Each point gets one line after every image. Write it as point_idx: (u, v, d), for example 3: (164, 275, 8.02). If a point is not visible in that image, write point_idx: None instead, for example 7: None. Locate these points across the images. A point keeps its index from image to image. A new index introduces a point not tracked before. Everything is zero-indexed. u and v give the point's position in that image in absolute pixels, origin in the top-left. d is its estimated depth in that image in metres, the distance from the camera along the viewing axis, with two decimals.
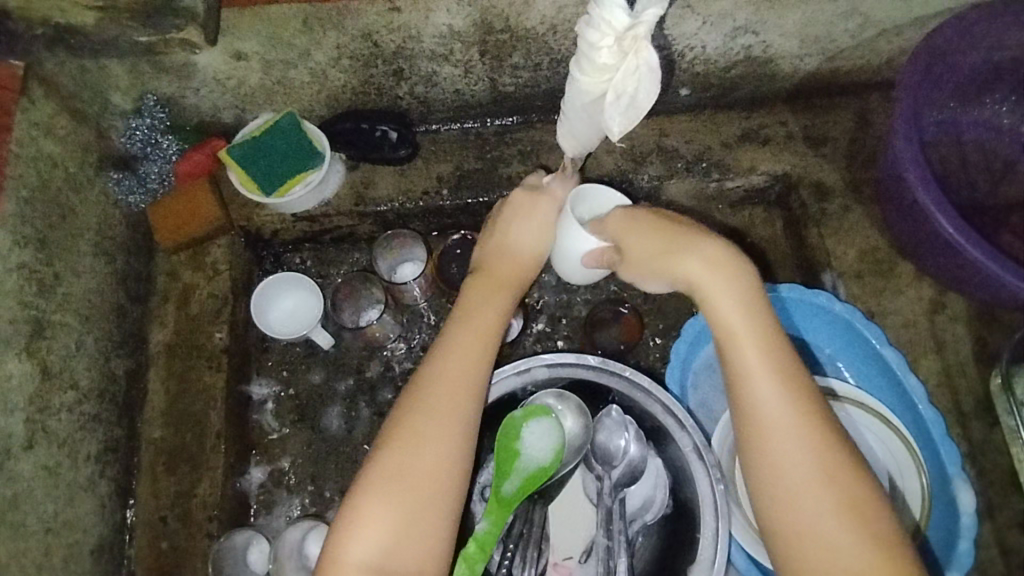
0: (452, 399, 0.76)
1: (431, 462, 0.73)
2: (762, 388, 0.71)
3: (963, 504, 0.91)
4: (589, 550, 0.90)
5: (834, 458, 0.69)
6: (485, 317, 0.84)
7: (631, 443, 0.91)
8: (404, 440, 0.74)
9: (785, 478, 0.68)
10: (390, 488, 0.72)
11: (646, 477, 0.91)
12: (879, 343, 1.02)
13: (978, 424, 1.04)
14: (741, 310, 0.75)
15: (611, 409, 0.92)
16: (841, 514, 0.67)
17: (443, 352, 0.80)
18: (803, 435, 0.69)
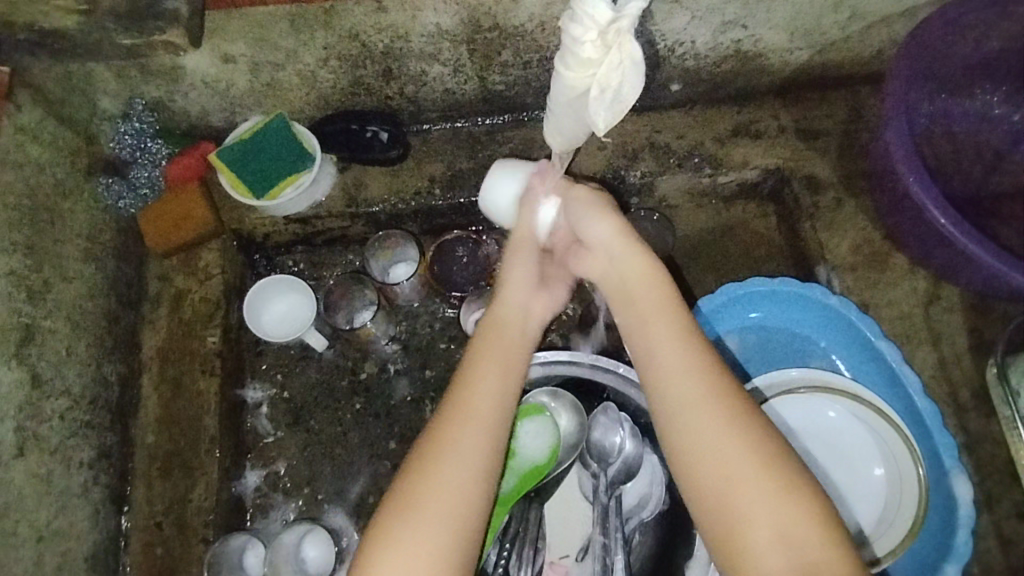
0: (489, 411, 0.75)
1: (466, 479, 0.71)
2: (674, 362, 0.73)
3: (961, 495, 0.92)
4: (586, 548, 0.88)
5: (754, 426, 0.70)
6: (509, 327, 0.81)
7: (626, 440, 0.89)
8: (441, 453, 0.72)
9: (708, 451, 0.69)
10: (425, 503, 0.69)
11: (642, 473, 0.90)
12: (873, 335, 1.02)
13: (974, 414, 1.04)
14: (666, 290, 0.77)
15: (606, 407, 0.91)
16: (763, 480, 0.67)
17: (474, 362, 0.78)
18: (721, 404, 0.70)
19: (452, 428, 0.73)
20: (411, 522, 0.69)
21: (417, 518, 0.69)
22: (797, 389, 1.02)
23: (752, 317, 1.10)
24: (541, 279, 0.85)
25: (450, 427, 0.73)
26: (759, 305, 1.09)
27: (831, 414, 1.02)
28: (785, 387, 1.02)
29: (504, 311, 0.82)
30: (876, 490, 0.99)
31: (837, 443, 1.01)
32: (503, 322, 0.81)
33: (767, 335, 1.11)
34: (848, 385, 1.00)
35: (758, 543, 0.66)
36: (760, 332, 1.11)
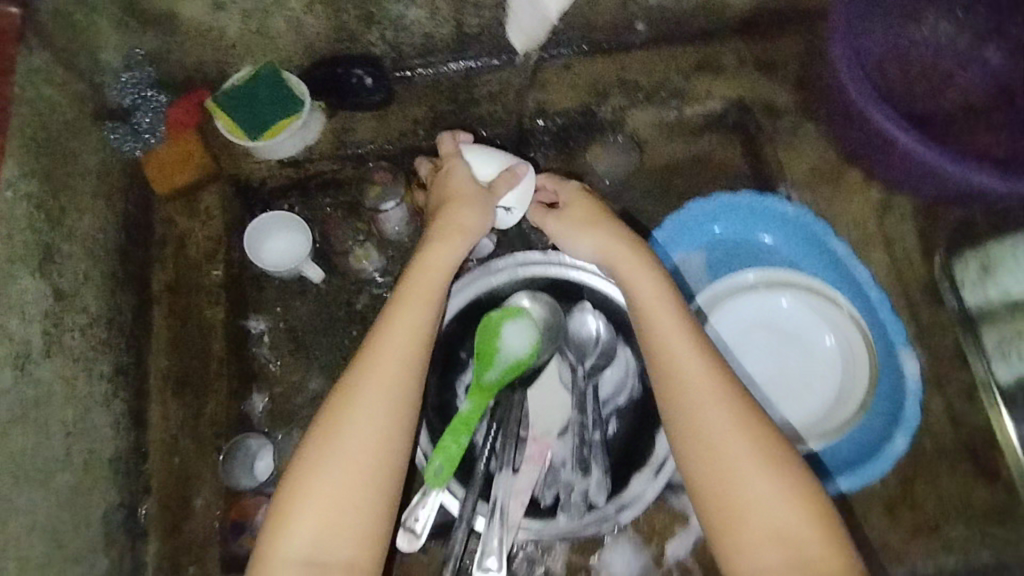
0: (386, 371, 0.84)
1: (371, 438, 0.81)
2: (688, 365, 0.83)
3: (908, 369, 1.00)
4: (565, 428, 0.96)
5: (770, 444, 0.79)
6: (446, 258, 0.91)
7: (601, 331, 1.00)
8: (346, 414, 0.82)
9: (722, 458, 0.79)
10: (335, 454, 0.80)
11: (617, 362, 1.00)
12: (827, 237, 1.10)
13: (924, 308, 1.13)
14: (647, 260, 0.92)
15: (584, 305, 1.00)
16: (776, 486, 0.77)
17: (394, 313, 0.87)
18: (730, 424, 0.80)
19: (352, 384, 0.83)
20: (315, 471, 0.79)
21: (318, 480, 0.79)
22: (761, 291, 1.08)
23: (715, 232, 1.16)
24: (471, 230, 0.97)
25: (361, 382, 0.83)
26: (722, 220, 1.15)
27: (793, 312, 1.08)
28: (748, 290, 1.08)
29: (428, 261, 0.90)
30: (834, 379, 1.06)
31: (798, 337, 1.07)
32: (432, 268, 0.90)
33: (731, 249, 1.17)
34: (807, 280, 1.07)
35: (760, 543, 0.75)
36: (725, 247, 1.18)
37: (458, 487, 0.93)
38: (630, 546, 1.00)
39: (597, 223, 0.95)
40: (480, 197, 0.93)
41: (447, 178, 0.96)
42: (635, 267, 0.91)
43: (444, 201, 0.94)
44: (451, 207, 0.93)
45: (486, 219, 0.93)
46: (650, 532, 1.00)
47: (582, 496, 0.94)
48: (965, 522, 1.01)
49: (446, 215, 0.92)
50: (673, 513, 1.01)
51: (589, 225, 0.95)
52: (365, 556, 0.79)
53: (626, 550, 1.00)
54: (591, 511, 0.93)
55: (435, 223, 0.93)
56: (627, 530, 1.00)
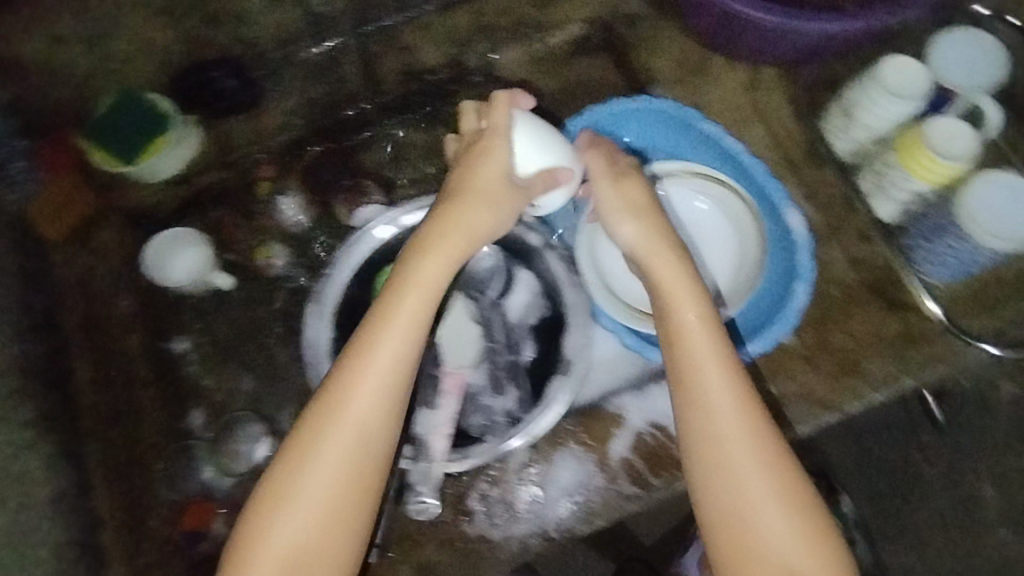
0: (354, 405, 0.80)
1: (343, 467, 0.79)
2: (713, 387, 0.82)
3: (793, 223, 1.03)
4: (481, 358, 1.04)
5: (791, 476, 0.80)
6: (433, 275, 0.85)
7: (500, 265, 1.07)
8: (316, 442, 0.79)
9: (728, 454, 0.80)
10: (314, 479, 0.79)
11: (519, 289, 1.07)
12: (696, 120, 1.10)
13: (807, 166, 1.15)
14: (695, 276, 0.88)
15: (479, 242, 1.07)
16: (788, 515, 0.79)
17: (366, 340, 0.82)
18: (751, 449, 0.80)
19: (343, 412, 0.80)
20: (289, 498, 0.79)
21: (292, 496, 0.79)
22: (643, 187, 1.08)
23: None
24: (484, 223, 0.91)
25: (337, 407, 0.80)
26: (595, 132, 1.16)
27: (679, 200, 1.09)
28: None
29: (419, 280, 0.84)
30: (730, 253, 1.09)
31: (689, 223, 1.08)
32: (423, 283, 0.84)
33: None
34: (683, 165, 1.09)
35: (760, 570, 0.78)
36: None
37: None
38: (575, 456, 1.02)
39: (624, 205, 0.92)
40: (509, 196, 0.90)
41: (472, 168, 0.90)
42: (672, 274, 0.87)
43: (469, 189, 0.89)
44: (468, 209, 0.88)
45: (505, 223, 0.91)
46: (591, 439, 1.03)
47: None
48: (880, 354, 1.04)
49: (452, 214, 0.87)
50: (607, 415, 1.04)
51: (635, 192, 0.94)
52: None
53: (573, 462, 1.02)
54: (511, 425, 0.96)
55: (434, 222, 0.88)
56: (568, 442, 1.03)
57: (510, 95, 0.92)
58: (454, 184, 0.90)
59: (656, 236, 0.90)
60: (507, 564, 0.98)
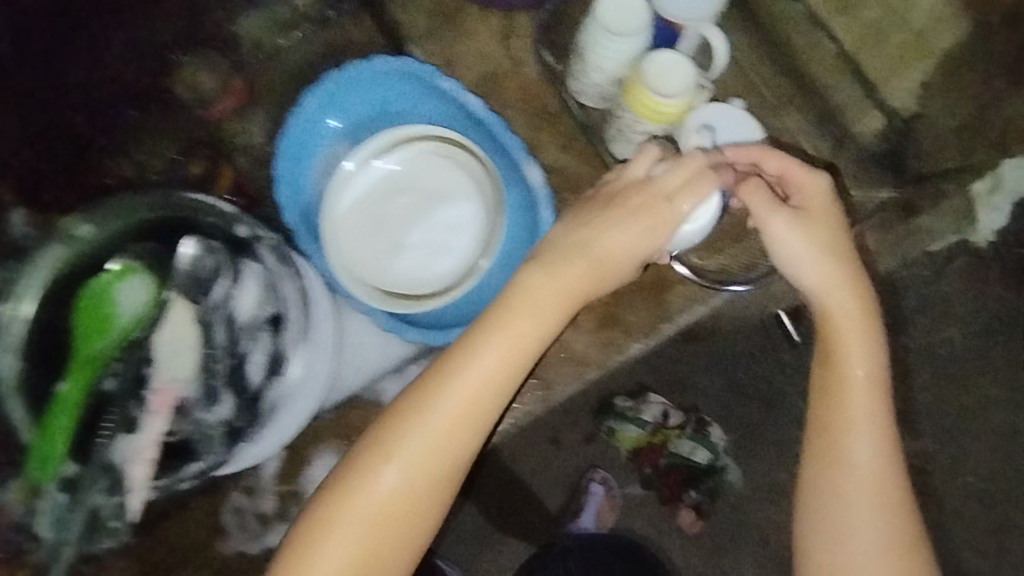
0: (451, 437, 0.73)
1: (394, 538, 0.72)
2: (859, 414, 0.77)
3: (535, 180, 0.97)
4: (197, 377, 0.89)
5: (894, 510, 0.76)
6: (542, 296, 0.77)
7: (218, 265, 0.92)
8: (340, 513, 0.71)
9: (857, 494, 0.76)
10: (353, 514, 0.71)
11: (243, 291, 0.93)
12: (431, 78, 1.02)
13: (564, 118, 1.10)
14: (859, 284, 0.80)
15: (189, 242, 0.91)
16: (885, 552, 0.75)
17: (477, 342, 0.75)
18: (878, 476, 0.76)
19: (400, 440, 0.73)
20: (312, 558, 0.70)
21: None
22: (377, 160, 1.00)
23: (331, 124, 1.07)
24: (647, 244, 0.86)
25: (399, 438, 0.73)
26: (330, 106, 1.06)
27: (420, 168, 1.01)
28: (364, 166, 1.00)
29: (530, 301, 0.77)
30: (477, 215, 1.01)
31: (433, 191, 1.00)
32: (535, 299, 0.77)
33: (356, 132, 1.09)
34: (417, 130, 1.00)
35: None
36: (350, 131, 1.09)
37: (79, 468, 0.84)
38: (335, 454, 0.97)
39: (812, 251, 0.79)
40: (666, 224, 0.80)
41: (599, 218, 0.80)
42: (838, 286, 0.79)
43: (598, 267, 0.79)
44: (525, 304, 0.77)
45: (638, 263, 0.82)
46: (351, 433, 0.98)
47: (219, 429, 0.84)
48: (639, 303, 1.05)
49: (585, 250, 0.80)
50: (367, 405, 0.99)
51: (793, 242, 0.79)
52: None
53: (332, 460, 0.97)
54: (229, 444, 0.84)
55: (570, 260, 0.79)
56: (327, 440, 0.98)
57: (714, 171, 0.81)
58: (517, 275, 0.79)
59: (847, 286, 0.79)
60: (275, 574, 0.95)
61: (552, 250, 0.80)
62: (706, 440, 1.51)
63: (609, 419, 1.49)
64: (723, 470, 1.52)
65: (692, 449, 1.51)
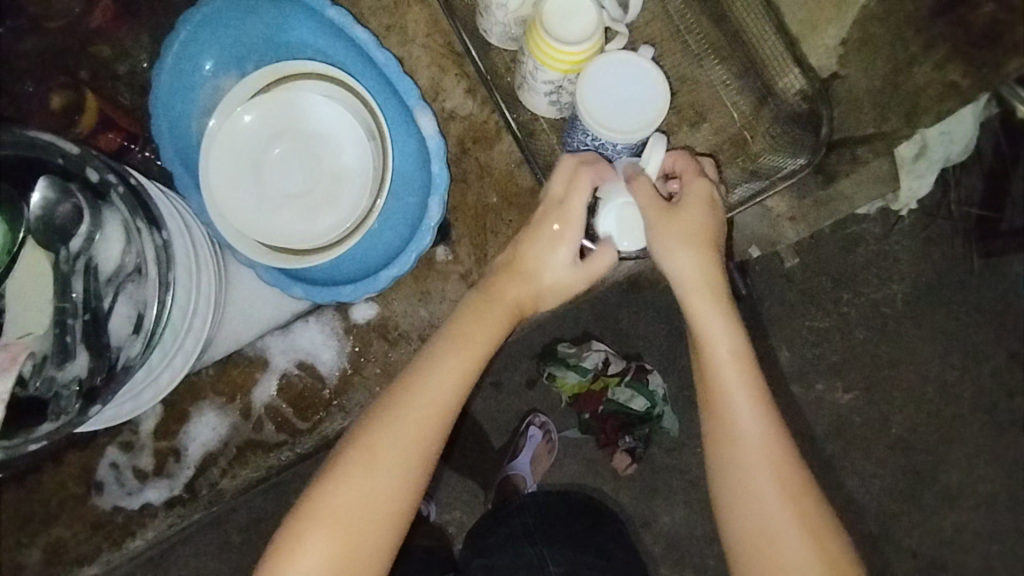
0: (396, 442, 0.74)
1: (349, 543, 0.72)
2: (734, 385, 0.74)
3: (426, 127, 0.91)
4: (50, 332, 0.83)
5: (791, 475, 0.72)
6: (490, 313, 0.81)
7: (78, 211, 0.83)
8: (301, 529, 0.73)
9: (739, 475, 0.72)
10: (312, 527, 0.73)
11: (107, 240, 0.85)
12: (322, 8, 0.94)
13: (469, 58, 1.02)
14: (714, 260, 0.79)
15: (43, 182, 0.82)
16: (788, 513, 0.71)
17: (427, 360, 0.78)
18: (765, 447, 0.72)
19: (360, 453, 0.74)
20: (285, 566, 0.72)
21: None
22: (259, 95, 0.92)
23: (212, 62, 1.00)
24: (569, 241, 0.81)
25: (356, 453, 0.74)
26: (211, 40, 0.98)
27: (303, 107, 0.93)
28: (244, 102, 0.92)
29: (471, 323, 0.80)
30: (364, 162, 0.94)
31: (319, 132, 0.94)
32: (483, 316, 0.81)
33: (244, 66, 1.02)
34: (304, 66, 0.93)
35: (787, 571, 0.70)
36: (237, 65, 1.02)
37: None
38: (212, 411, 0.94)
39: (683, 232, 0.78)
40: (574, 224, 0.81)
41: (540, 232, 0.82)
42: (699, 267, 0.78)
43: (527, 282, 0.82)
44: (475, 317, 0.81)
45: (565, 264, 0.82)
46: (231, 390, 0.95)
47: (73, 387, 0.82)
48: None
49: (512, 267, 0.83)
50: (250, 361, 0.96)
51: (679, 230, 0.78)
52: None
53: (208, 417, 0.94)
54: (84, 401, 0.81)
55: (503, 273, 0.83)
56: (206, 394, 0.95)
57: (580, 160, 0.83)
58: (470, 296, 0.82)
59: (709, 269, 0.78)
60: (150, 530, 0.93)
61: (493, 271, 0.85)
62: (645, 387, 1.50)
63: (550, 365, 1.50)
64: (660, 416, 1.53)
65: (630, 397, 1.51)
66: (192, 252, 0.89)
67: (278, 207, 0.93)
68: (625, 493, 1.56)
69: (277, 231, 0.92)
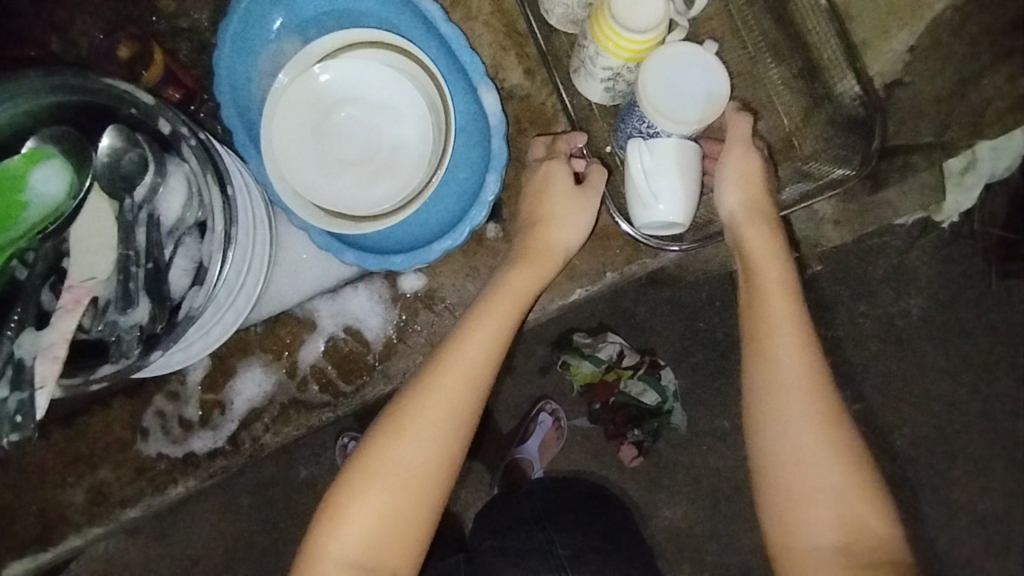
0: (438, 405, 0.79)
1: (397, 498, 0.76)
2: (790, 347, 0.81)
3: (489, 103, 0.93)
4: (113, 277, 0.84)
5: (840, 432, 0.77)
6: (523, 284, 0.88)
7: (146, 161, 0.85)
8: (353, 485, 0.77)
9: (792, 428, 0.78)
10: (366, 482, 0.76)
11: (172, 191, 0.88)
12: None
13: (531, 40, 1.03)
14: (773, 238, 0.89)
15: (112, 130, 0.83)
16: (834, 457, 0.76)
17: (468, 328, 0.84)
18: (819, 406, 0.78)
19: (409, 414, 0.79)
20: (337, 518, 0.76)
21: (325, 530, 0.76)
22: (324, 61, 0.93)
23: (278, 26, 1.02)
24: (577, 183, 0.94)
25: (404, 414, 0.79)
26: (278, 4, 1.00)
27: (366, 74, 0.94)
28: (309, 66, 0.93)
29: (505, 295, 0.87)
30: (424, 133, 0.95)
31: (381, 101, 0.95)
32: (514, 285, 0.88)
33: (307, 31, 1.03)
34: (370, 34, 0.94)
35: (830, 525, 0.74)
36: (301, 30, 1.03)
37: None
38: (259, 366, 0.96)
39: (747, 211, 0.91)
40: (563, 167, 0.94)
41: (547, 189, 0.93)
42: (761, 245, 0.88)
43: (543, 228, 0.92)
44: (511, 287, 0.88)
45: (569, 198, 0.92)
46: (278, 348, 0.97)
47: (135, 332, 0.84)
48: (585, 246, 1.04)
49: (533, 231, 0.92)
50: (298, 321, 0.98)
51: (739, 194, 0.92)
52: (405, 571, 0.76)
53: (255, 373, 0.96)
54: (145, 346, 0.84)
55: (525, 239, 0.93)
56: (254, 350, 0.97)
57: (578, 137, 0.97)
58: (498, 277, 0.89)
59: (772, 248, 0.88)
60: (191, 479, 0.94)
61: (519, 244, 0.93)
62: (657, 382, 1.52)
63: (564, 353, 1.52)
64: (670, 412, 1.55)
65: (641, 391, 1.53)
66: (252, 209, 0.92)
67: (338, 172, 0.94)
68: (629, 484, 1.58)
69: (338, 195, 0.94)
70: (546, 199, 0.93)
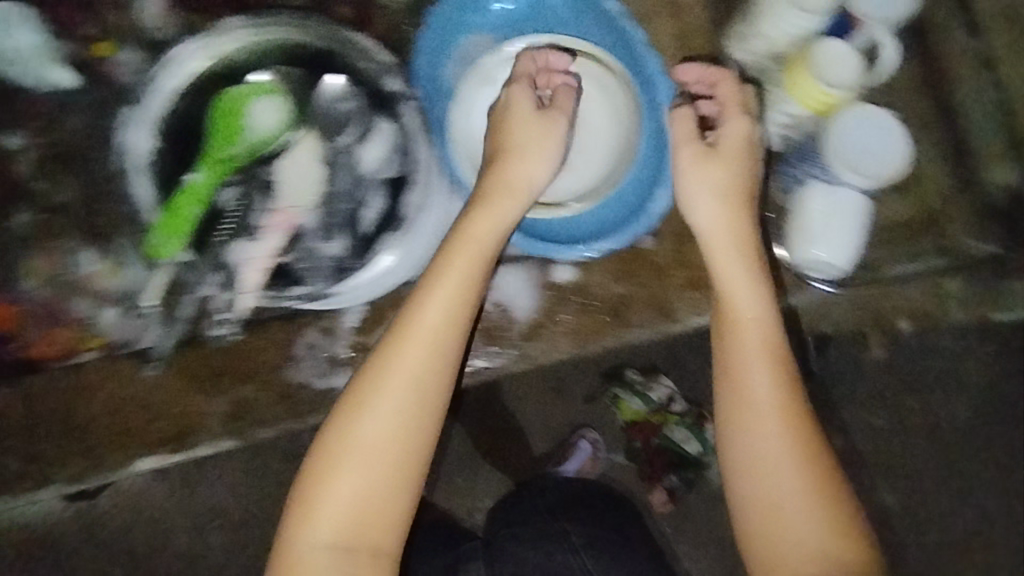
0: (391, 382, 0.81)
1: (368, 470, 0.78)
2: (765, 395, 0.83)
3: (671, 124, 0.99)
4: (314, 207, 0.99)
5: (819, 478, 0.79)
6: (486, 241, 0.88)
7: (358, 111, 1.00)
8: (321, 464, 0.79)
9: (777, 475, 0.80)
10: (336, 462, 0.79)
11: (375, 139, 1.00)
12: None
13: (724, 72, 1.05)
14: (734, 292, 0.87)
15: (336, 78, 0.99)
16: (811, 501, 0.78)
17: (405, 311, 0.84)
18: (795, 455, 0.80)
19: (367, 393, 0.81)
20: (313, 499, 0.78)
21: (298, 512, 0.79)
22: None
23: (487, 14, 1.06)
24: (541, 110, 0.94)
25: (353, 396, 0.81)
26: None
27: None
28: (514, 63, 1.02)
29: (462, 265, 0.86)
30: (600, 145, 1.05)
31: None
32: (468, 246, 0.87)
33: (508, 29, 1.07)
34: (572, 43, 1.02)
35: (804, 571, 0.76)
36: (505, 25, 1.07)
37: (193, 255, 0.98)
38: None
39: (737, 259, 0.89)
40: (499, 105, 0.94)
41: (509, 119, 0.93)
42: (742, 292, 0.88)
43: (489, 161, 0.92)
44: (460, 251, 0.86)
45: (558, 123, 0.93)
46: None
47: (329, 262, 0.98)
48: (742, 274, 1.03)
49: (494, 170, 0.91)
50: None
51: (713, 207, 0.91)
52: (391, 537, 0.79)
53: None
54: (337, 277, 0.98)
55: (485, 180, 0.92)
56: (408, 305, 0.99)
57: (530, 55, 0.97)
58: (452, 231, 0.89)
59: (764, 294, 0.88)
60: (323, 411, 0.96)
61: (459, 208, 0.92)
62: (702, 434, 1.45)
63: (615, 387, 1.49)
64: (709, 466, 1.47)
65: (685, 439, 1.45)
66: (440, 168, 1.00)
67: None
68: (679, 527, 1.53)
69: None
70: (517, 120, 0.93)
